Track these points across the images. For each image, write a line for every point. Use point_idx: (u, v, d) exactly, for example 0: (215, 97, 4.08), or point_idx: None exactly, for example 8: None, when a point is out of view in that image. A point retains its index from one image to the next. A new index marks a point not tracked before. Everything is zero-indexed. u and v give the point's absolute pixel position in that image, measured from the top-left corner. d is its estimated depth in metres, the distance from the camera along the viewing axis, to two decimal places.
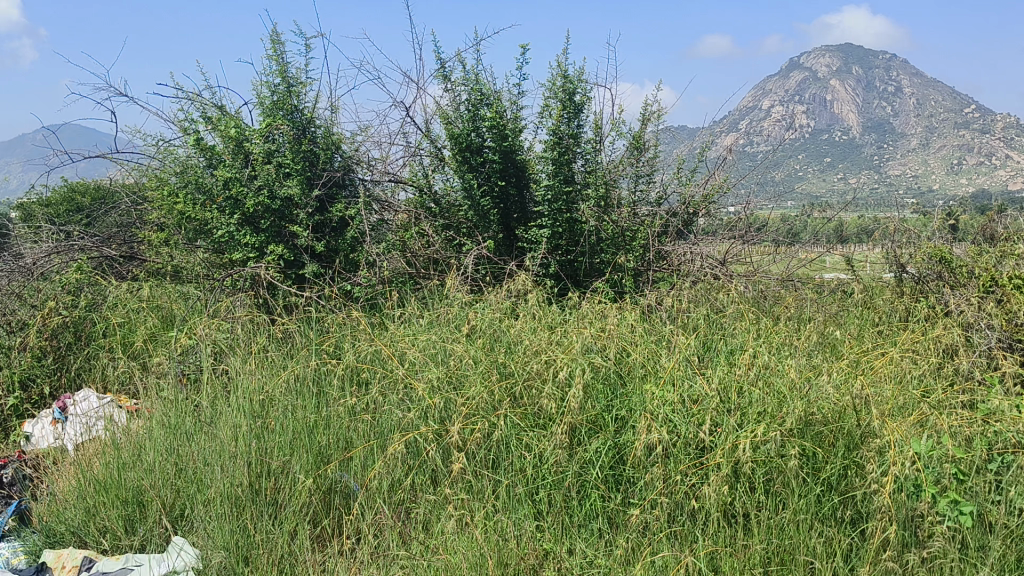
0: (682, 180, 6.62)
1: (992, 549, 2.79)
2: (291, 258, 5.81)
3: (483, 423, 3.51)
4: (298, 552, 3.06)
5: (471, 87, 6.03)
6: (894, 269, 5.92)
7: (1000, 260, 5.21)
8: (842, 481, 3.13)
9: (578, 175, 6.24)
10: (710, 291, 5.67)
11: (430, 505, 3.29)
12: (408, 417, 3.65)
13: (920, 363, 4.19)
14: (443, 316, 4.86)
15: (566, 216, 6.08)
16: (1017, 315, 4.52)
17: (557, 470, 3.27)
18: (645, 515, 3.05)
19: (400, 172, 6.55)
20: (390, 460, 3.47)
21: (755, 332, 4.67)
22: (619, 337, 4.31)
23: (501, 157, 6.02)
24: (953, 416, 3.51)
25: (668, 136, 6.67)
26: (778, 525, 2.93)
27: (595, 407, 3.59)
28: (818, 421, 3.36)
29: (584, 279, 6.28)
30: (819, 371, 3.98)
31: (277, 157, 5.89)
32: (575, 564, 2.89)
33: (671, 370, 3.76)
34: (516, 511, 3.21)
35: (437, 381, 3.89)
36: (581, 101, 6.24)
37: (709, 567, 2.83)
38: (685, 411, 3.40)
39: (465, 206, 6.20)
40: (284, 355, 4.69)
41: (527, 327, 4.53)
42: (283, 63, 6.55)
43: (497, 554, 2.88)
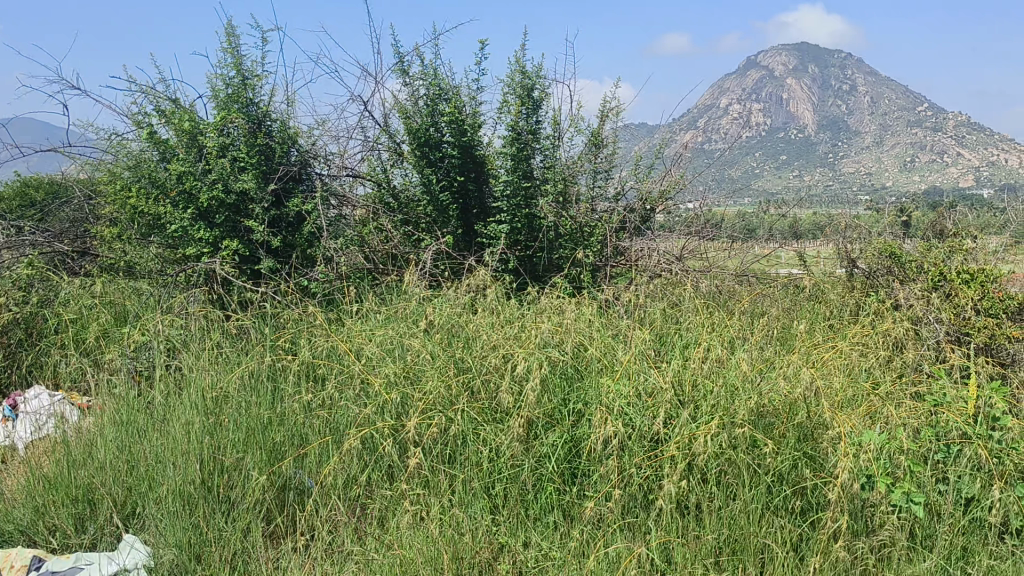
0: (639, 175, 6.62)
1: (939, 539, 2.88)
2: (246, 253, 5.73)
3: (440, 418, 3.48)
4: (251, 550, 3.04)
5: (429, 81, 6.02)
6: (845, 265, 6.02)
7: (949, 256, 5.32)
8: (792, 472, 3.16)
9: (537, 171, 6.22)
10: (667, 288, 5.71)
11: (385, 501, 3.27)
12: (363, 412, 3.62)
13: (871, 355, 4.24)
14: (399, 311, 4.82)
15: (525, 212, 6.09)
16: (965, 309, 4.66)
17: (513, 463, 3.28)
18: (599, 507, 3.05)
19: (358, 167, 6.50)
20: (345, 455, 3.45)
21: (709, 326, 4.71)
22: (576, 331, 4.32)
23: (460, 151, 6.01)
24: (902, 408, 3.56)
25: (627, 134, 6.72)
26: (730, 516, 2.96)
27: (551, 401, 3.60)
28: (770, 413, 3.39)
29: (543, 274, 6.30)
30: (771, 364, 4.02)
31: (232, 151, 5.78)
32: (530, 558, 2.92)
33: (627, 363, 3.76)
34: (471, 505, 3.20)
35: (394, 377, 3.87)
36: (540, 97, 6.28)
37: (662, 557, 2.86)
38: (639, 406, 3.42)
39: (423, 200, 6.15)
40: (238, 351, 4.64)
41: (485, 322, 4.50)
42: (238, 56, 6.49)
43: (451, 548, 2.88)
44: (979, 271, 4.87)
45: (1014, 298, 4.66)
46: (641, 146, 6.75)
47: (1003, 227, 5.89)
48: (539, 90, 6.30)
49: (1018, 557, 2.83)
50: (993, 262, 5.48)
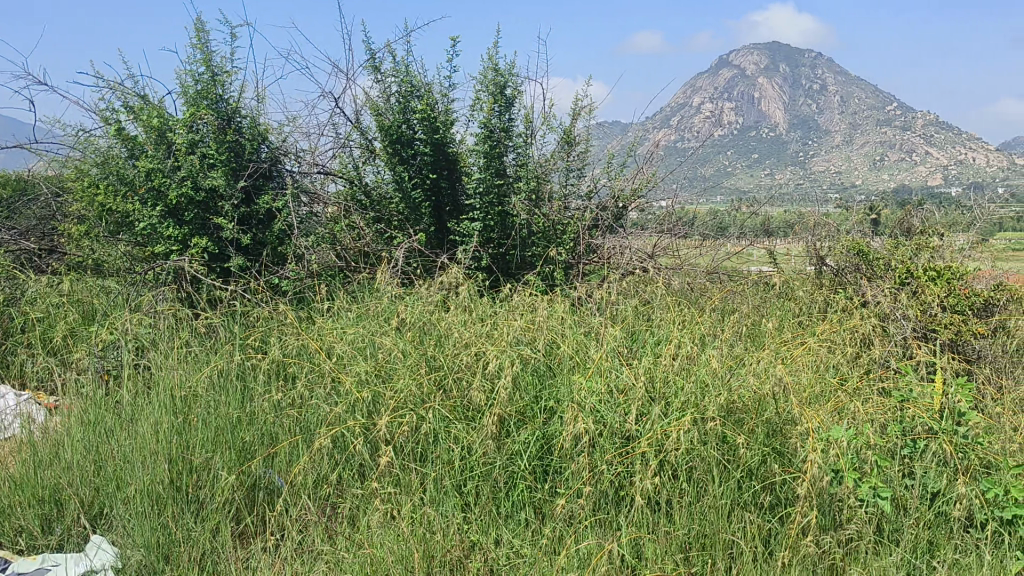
0: (612, 173, 6.60)
1: (905, 533, 2.92)
2: (215, 251, 5.67)
3: (410, 417, 3.46)
4: (220, 549, 3.01)
5: (401, 78, 6.00)
6: (814, 262, 6.08)
7: (916, 254, 5.38)
8: (761, 468, 3.17)
9: (510, 169, 6.24)
10: (639, 286, 5.72)
11: (356, 500, 3.26)
12: (334, 411, 3.60)
13: (839, 351, 4.28)
14: (370, 309, 4.79)
15: (498, 209, 6.10)
16: (931, 306, 4.72)
17: (485, 461, 3.28)
18: (570, 505, 3.05)
19: (329, 164, 6.45)
20: (315, 455, 3.42)
21: (680, 324, 4.73)
22: (547, 329, 4.31)
23: (432, 149, 5.98)
24: (869, 404, 3.59)
25: (599, 132, 6.75)
26: (700, 512, 2.97)
27: (523, 398, 3.60)
28: (739, 409, 3.41)
29: (516, 271, 6.28)
30: (741, 361, 4.04)
31: (201, 147, 5.71)
32: (501, 555, 2.91)
33: (599, 361, 3.77)
34: (442, 504, 3.19)
35: (365, 375, 3.84)
36: (512, 95, 6.27)
37: (632, 553, 2.87)
38: (611, 403, 3.42)
39: (396, 198, 6.15)
40: (208, 349, 4.59)
41: (457, 320, 4.48)
42: (208, 52, 6.43)
43: (422, 546, 2.87)
44: (945, 268, 4.94)
45: (978, 295, 4.76)
46: (614, 143, 6.77)
47: (969, 225, 5.98)
48: (511, 88, 6.30)
49: (981, 549, 2.87)
50: (958, 260, 5.57)
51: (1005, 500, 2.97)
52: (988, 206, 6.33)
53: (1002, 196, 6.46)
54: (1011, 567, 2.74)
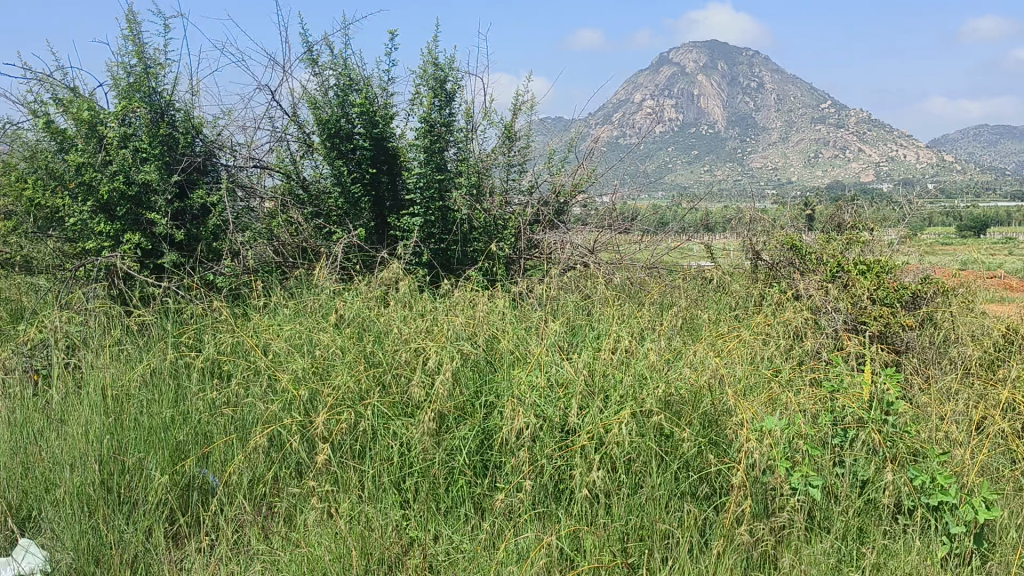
0: (553, 169, 6.70)
1: (835, 520, 2.99)
2: (149, 247, 5.53)
3: (349, 413, 3.42)
4: (153, 551, 2.94)
5: (339, 72, 5.96)
6: (751, 257, 6.17)
7: (847, 248, 5.53)
8: (697, 459, 3.20)
9: (451, 164, 6.24)
10: (580, 280, 5.74)
11: (293, 498, 3.21)
12: (270, 409, 3.52)
13: (772, 344, 4.35)
14: (308, 305, 4.72)
15: (439, 204, 5.98)
16: (862, 299, 4.85)
17: (424, 457, 3.24)
18: (509, 499, 3.04)
19: (265, 158, 6.34)
20: (251, 454, 3.35)
21: (619, 318, 4.76)
22: (487, 324, 4.31)
23: (372, 144, 5.95)
24: (802, 395, 3.66)
25: (541, 129, 6.86)
26: (638, 503, 3.00)
27: (463, 394, 3.58)
28: (677, 401, 3.45)
29: (457, 267, 6.18)
30: (678, 354, 4.08)
31: (134, 141, 5.57)
32: (440, 551, 2.90)
33: (538, 355, 3.77)
34: (381, 501, 3.15)
35: (301, 372, 3.78)
36: (452, 90, 6.26)
37: (572, 546, 2.87)
38: (551, 397, 3.42)
39: (334, 192, 6.05)
40: (140, 347, 4.47)
41: (397, 315, 4.44)
42: (140, 44, 6.28)
43: (360, 544, 2.85)
44: (875, 262, 5.08)
45: (907, 288, 4.92)
46: (555, 140, 6.87)
47: (899, 220, 6.14)
48: (451, 83, 6.28)
49: (909, 535, 2.94)
50: (888, 253, 5.72)
51: (932, 487, 3.00)
52: (917, 202, 6.51)
53: (930, 192, 6.66)
54: (936, 552, 2.82)
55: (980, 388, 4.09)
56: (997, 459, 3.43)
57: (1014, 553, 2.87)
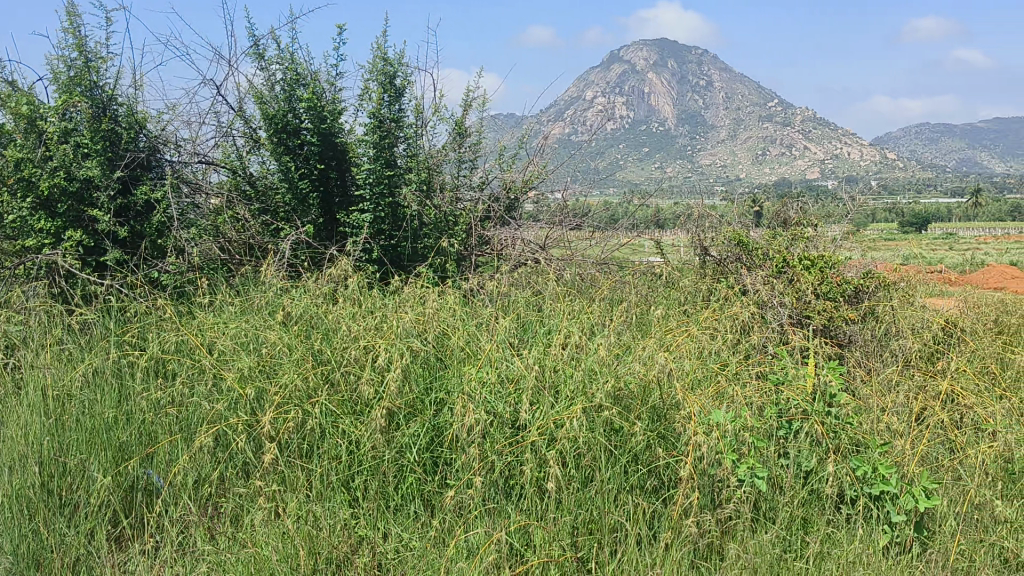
0: (504, 165, 6.72)
1: (780, 510, 3.03)
2: (91, 244, 5.41)
3: (296, 412, 3.36)
4: (95, 554, 2.87)
5: (286, 66, 5.88)
6: (700, 252, 6.23)
7: (792, 243, 5.62)
8: (646, 453, 3.22)
9: (400, 160, 6.14)
10: (531, 276, 5.75)
11: (239, 499, 3.15)
12: (215, 408, 3.46)
13: (720, 338, 4.40)
14: (254, 302, 4.63)
15: (388, 201, 5.93)
16: (806, 293, 4.93)
17: (373, 455, 3.21)
18: (459, 496, 3.02)
19: (211, 154, 6.24)
20: (196, 454, 3.29)
21: (570, 313, 4.77)
22: (437, 320, 4.28)
23: (320, 139, 5.88)
24: (748, 388, 3.70)
25: (493, 126, 6.97)
26: (587, 497, 3.02)
27: (413, 391, 3.54)
28: (627, 395, 3.48)
29: (407, 263, 6.13)
30: (627, 349, 4.11)
31: (75, 137, 5.44)
32: (389, 549, 2.89)
33: (488, 352, 3.76)
34: (330, 500, 3.12)
35: (247, 370, 3.72)
36: (402, 85, 6.22)
37: (522, 541, 2.87)
38: (502, 393, 3.41)
39: (282, 188, 5.96)
40: (82, 347, 4.37)
41: (345, 311, 4.39)
42: (81, 37, 6.14)
43: (308, 544, 2.82)
44: (819, 257, 5.17)
45: (849, 282, 5.03)
46: (506, 137, 6.92)
47: (843, 216, 6.25)
48: (401, 78, 6.24)
49: (852, 525, 3.00)
50: (831, 249, 5.83)
51: (874, 477, 3.07)
52: (860, 198, 6.64)
53: (872, 188, 6.79)
54: (878, 541, 2.89)
55: (920, 378, 4.17)
56: (936, 449, 3.51)
57: (952, 541, 2.95)
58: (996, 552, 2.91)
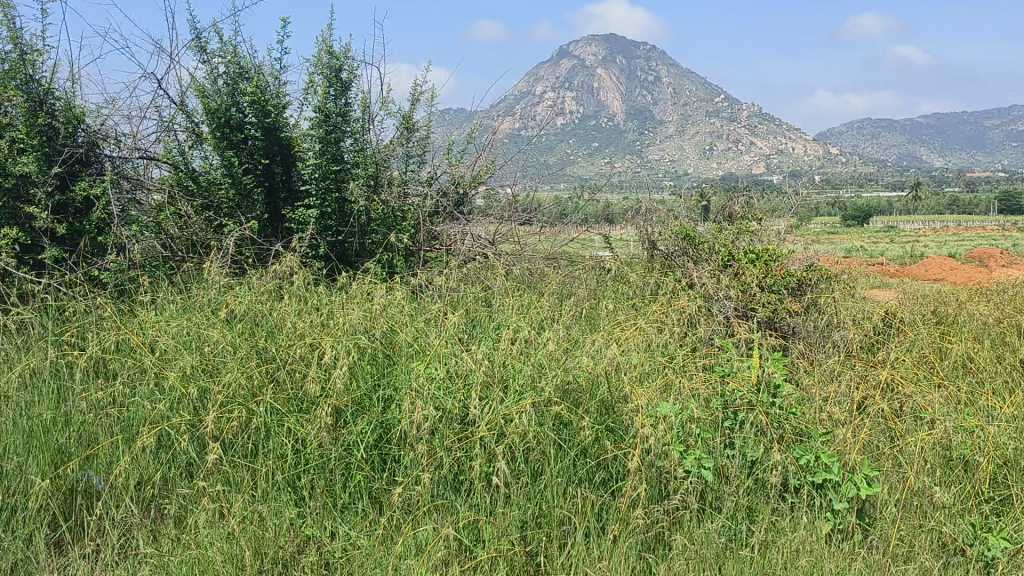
0: (452, 160, 6.70)
1: (726, 500, 3.06)
2: (27, 241, 5.26)
3: (240, 411, 3.30)
4: (33, 560, 2.80)
5: (229, 59, 5.79)
6: (647, 247, 6.26)
7: (737, 237, 5.69)
8: (594, 446, 3.23)
9: (347, 155, 6.08)
10: (480, 271, 5.74)
11: (182, 500, 3.08)
12: (157, 409, 3.38)
13: (667, 332, 4.43)
14: (197, 301, 4.54)
15: (335, 195, 5.88)
16: (751, 286, 5.00)
17: (319, 453, 3.17)
18: (407, 492, 2.99)
19: (152, 148, 6.09)
20: (137, 455, 3.21)
21: (519, 308, 4.76)
22: (385, 317, 4.24)
23: (264, 134, 5.82)
24: (694, 379, 3.72)
25: (440, 121, 6.91)
26: (536, 491, 3.02)
27: (360, 388, 3.50)
28: (575, 389, 3.48)
29: (355, 259, 6.07)
30: (576, 343, 4.11)
31: (10, 131, 5.32)
32: (337, 548, 2.86)
33: (436, 347, 3.73)
34: (276, 500, 3.07)
35: (189, 370, 3.63)
36: (348, 79, 6.17)
37: (471, 536, 2.86)
38: (450, 388, 3.39)
39: (225, 183, 5.86)
40: (18, 347, 4.24)
41: (290, 309, 4.33)
42: (15, 29, 5.97)
43: (254, 544, 2.78)
44: (763, 250, 5.25)
45: (793, 275, 5.12)
46: (455, 132, 6.89)
47: (787, 211, 6.35)
48: (347, 72, 6.19)
49: (795, 512, 3.05)
50: (776, 242, 5.92)
51: (816, 465, 3.12)
52: (804, 192, 6.75)
53: (816, 183, 6.91)
54: (821, 528, 2.94)
55: (861, 369, 4.25)
56: (877, 437, 3.58)
57: (892, 527, 3.01)
58: (934, 537, 2.97)
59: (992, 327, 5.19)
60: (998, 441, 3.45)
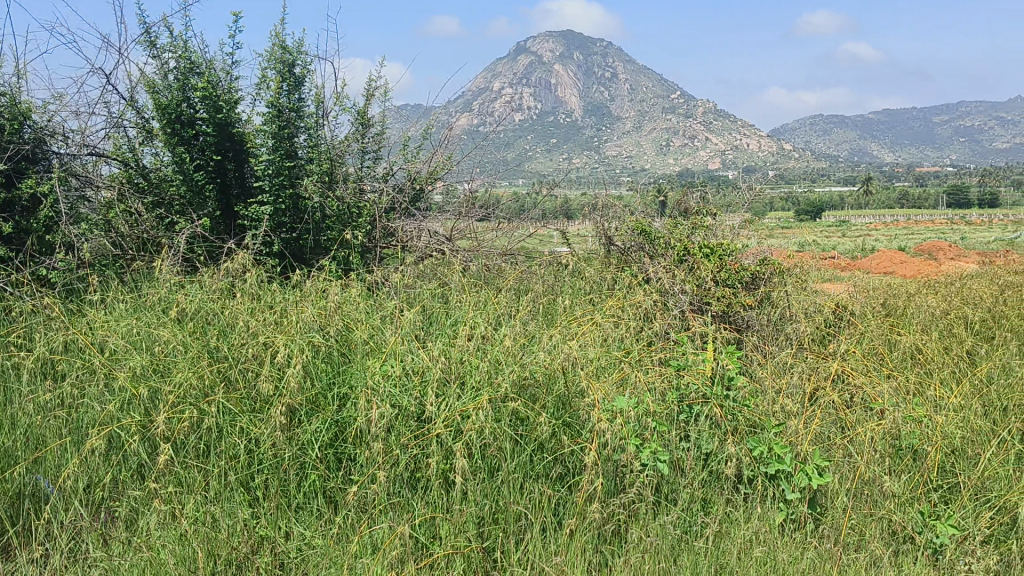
0: (408, 156, 6.66)
1: (682, 492, 3.09)
2: None
3: (191, 411, 3.24)
4: None
5: (179, 54, 5.70)
6: (604, 242, 6.28)
7: (692, 232, 5.73)
8: (550, 441, 3.23)
9: (301, 151, 6.02)
10: (437, 267, 5.72)
11: (133, 502, 3.03)
12: (106, 410, 3.31)
13: (623, 326, 4.45)
14: (148, 299, 4.46)
15: (289, 192, 5.81)
16: (706, 280, 5.05)
17: (273, 453, 3.12)
18: (363, 491, 2.97)
19: (101, 145, 5.97)
20: (86, 458, 3.15)
21: (475, 304, 4.75)
22: (340, 315, 4.20)
23: (215, 129, 5.74)
24: (650, 373, 3.74)
25: (396, 116, 6.86)
26: (493, 488, 3.01)
27: (315, 386, 3.47)
28: (531, 384, 3.47)
29: (310, 256, 6.01)
30: (533, 339, 4.11)
31: None
32: (292, 548, 2.83)
33: (392, 344, 3.70)
34: (229, 501, 3.03)
35: (140, 370, 3.57)
36: (301, 74, 6.10)
37: (427, 534, 2.85)
38: (406, 385, 3.36)
39: (176, 180, 5.77)
40: None
41: (242, 307, 4.27)
42: None
43: (207, 545, 2.75)
44: (718, 245, 5.29)
45: (746, 269, 5.17)
46: (411, 128, 6.86)
47: (741, 205, 6.41)
48: (300, 67, 6.13)
49: (749, 503, 3.08)
50: (731, 236, 5.97)
51: (769, 456, 3.15)
52: (758, 187, 6.82)
53: (770, 178, 6.99)
54: (774, 518, 2.98)
55: (812, 361, 4.30)
56: (828, 427, 3.63)
57: (843, 516, 3.06)
58: (885, 525, 3.03)
59: (939, 319, 5.30)
60: (946, 430, 3.51)
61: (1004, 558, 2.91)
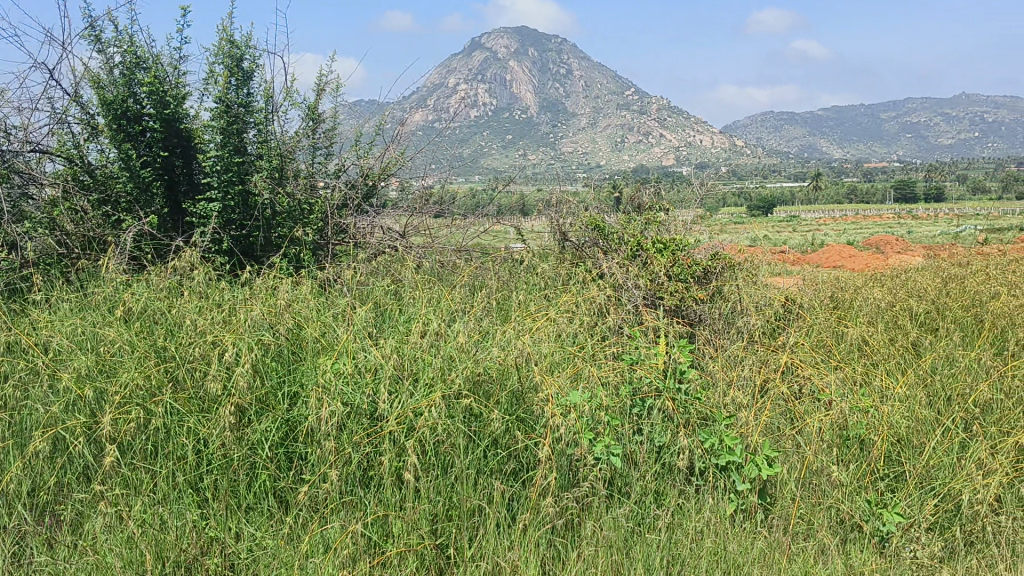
0: (360, 153, 6.64)
1: (635, 485, 3.12)
2: None
3: (137, 412, 3.16)
4: None
5: (125, 48, 5.61)
6: (558, 237, 6.30)
7: (645, 227, 5.73)
8: (504, 437, 3.23)
9: (250, 146, 5.94)
10: (390, 265, 5.69)
11: (79, 505, 2.97)
12: (49, 412, 3.24)
13: (577, 321, 4.45)
14: (93, 299, 4.37)
15: (238, 188, 5.76)
16: (658, 275, 5.09)
17: (222, 453, 3.07)
18: (314, 490, 2.93)
19: (45, 141, 5.83)
20: (30, 461, 3.08)
21: (429, 300, 4.74)
22: (291, 312, 4.15)
23: (163, 125, 5.65)
24: (604, 368, 3.75)
25: (347, 111, 6.82)
26: (448, 486, 2.98)
27: (265, 385, 3.42)
28: (485, 380, 3.46)
29: (260, 253, 5.95)
30: (487, 335, 4.11)
31: None
32: (242, 549, 2.80)
33: (344, 342, 3.67)
34: (177, 503, 2.97)
35: (85, 370, 3.50)
36: (251, 68, 6.05)
37: (380, 532, 2.83)
38: (357, 382, 3.32)
39: (122, 177, 5.67)
40: None
41: (190, 306, 4.19)
42: None
43: (155, 548, 2.71)
44: (671, 240, 5.32)
45: (698, 264, 5.22)
46: (364, 123, 6.83)
47: (694, 201, 6.47)
48: (250, 61, 6.06)
49: (701, 495, 3.11)
50: (683, 231, 6.02)
51: (720, 448, 3.17)
52: (710, 182, 6.89)
53: (721, 173, 7.07)
54: (725, 509, 3.01)
55: (762, 353, 4.36)
56: (777, 418, 3.68)
57: (792, 505, 3.12)
58: (832, 514, 3.10)
59: (885, 311, 5.40)
60: (892, 419, 3.57)
61: (948, 545, 2.99)
